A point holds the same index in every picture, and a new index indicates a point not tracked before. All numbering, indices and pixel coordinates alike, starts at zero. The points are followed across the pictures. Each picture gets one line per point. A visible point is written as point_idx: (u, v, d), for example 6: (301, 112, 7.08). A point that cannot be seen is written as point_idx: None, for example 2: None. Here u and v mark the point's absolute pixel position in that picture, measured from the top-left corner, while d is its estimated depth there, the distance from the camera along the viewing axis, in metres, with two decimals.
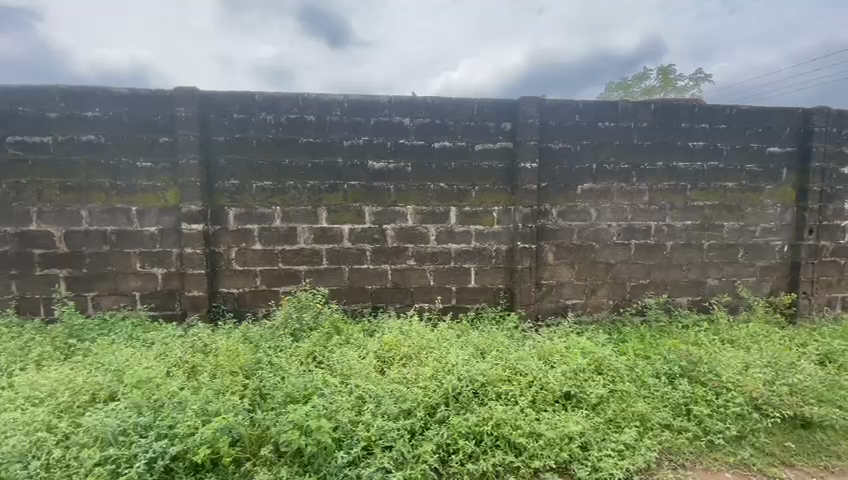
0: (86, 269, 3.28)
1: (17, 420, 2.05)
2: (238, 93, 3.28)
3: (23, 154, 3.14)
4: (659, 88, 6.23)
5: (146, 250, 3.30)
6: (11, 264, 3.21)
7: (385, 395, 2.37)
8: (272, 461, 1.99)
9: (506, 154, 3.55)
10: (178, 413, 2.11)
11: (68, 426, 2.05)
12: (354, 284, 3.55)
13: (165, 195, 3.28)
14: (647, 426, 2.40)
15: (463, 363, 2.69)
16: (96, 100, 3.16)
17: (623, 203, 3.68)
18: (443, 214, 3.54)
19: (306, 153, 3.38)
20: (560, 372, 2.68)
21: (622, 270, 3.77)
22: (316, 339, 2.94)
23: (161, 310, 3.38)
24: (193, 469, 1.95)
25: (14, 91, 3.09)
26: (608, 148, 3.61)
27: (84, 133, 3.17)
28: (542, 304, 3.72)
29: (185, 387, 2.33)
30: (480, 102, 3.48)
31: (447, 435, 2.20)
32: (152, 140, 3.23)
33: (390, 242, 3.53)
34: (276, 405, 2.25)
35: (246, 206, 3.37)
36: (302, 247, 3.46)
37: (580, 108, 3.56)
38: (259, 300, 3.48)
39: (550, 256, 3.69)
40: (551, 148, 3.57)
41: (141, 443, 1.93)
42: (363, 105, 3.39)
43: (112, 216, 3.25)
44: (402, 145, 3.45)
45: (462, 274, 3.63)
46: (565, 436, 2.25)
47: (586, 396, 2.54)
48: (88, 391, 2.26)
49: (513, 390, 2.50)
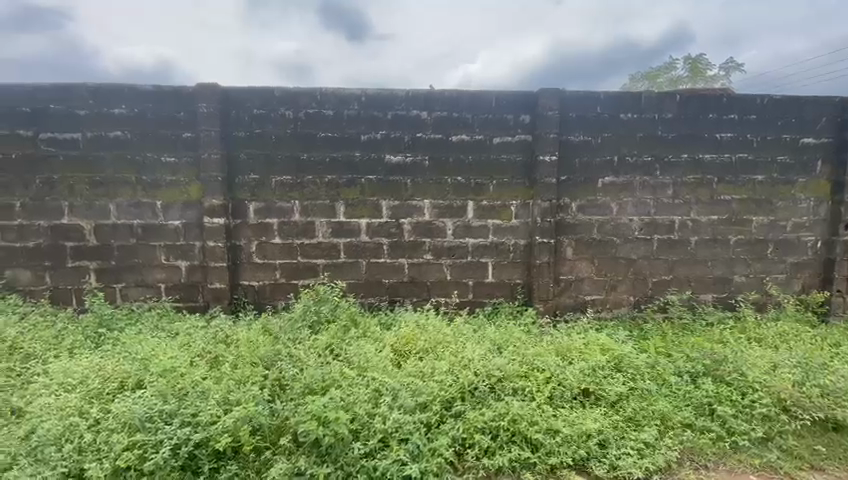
0: (115, 260, 3.39)
1: (52, 405, 2.14)
2: (258, 89, 3.32)
3: (55, 151, 3.26)
4: (686, 78, 6.01)
5: (170, 243, 3.40)
6: (45, 256, 3.34)
7: (402, 388, 2.39)
8: (291, 451, 2.04)
9: (525, 147, 3.49)
10: (202, 401, 2.18)
11: (98, 411, 2.13)
12: (372, 278, 3.57)
13: (189, 190, 3.36)
14: (668, 425, 2.35)
15: (479, 358, 2.69)
16: (123, 97, 3.25)
17: (646, 197, 3.58)
18: (460, 208, 3.52)
19: (325, 148, 3.40)
20: (579, 368, 2.66)
21: (645, 265, 3.68)
22: (334, 332, 2.97)
23: (185, 302, 3.47)
24: (216, 457, 2.01)
25: (46, 89, 3.20)
26: (631, 140, 3.52)
27: (111, 130, 3.27)
28: (560, 300, 3.67)
29: (208, 376, 2.40)
30: (499, 94, 3.44)
31: (463, 429, 2.21)
32: (175, 135, 3.31)
33: (407, 236, 3.54)
34: (296, 395, 2.29)
35: (265, 200, 3.43)
36: (320, 241, 3.50)
37: (602, 100, 3.47)
38: (278, 292, 3.54)
39: (569, 251, 3.63)
40: (571, 140, 3.50)
41: (166, 430, 2.01)
42: (381, 98, 3.39)
43: (138, 210, 3.35)
44: (419, 139, 3.43)
45: (479, 269, 3.61)
46: (583, 434, 2.22)
47: (605, 393, 2.51)
48: (116, 378, 2.34)
49: (530, 386, 2.49)
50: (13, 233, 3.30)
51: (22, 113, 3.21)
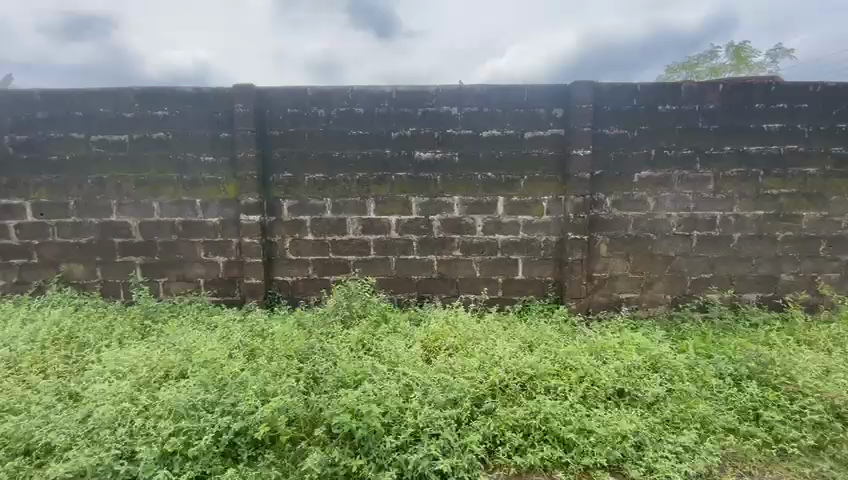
0: (158, 256, 3.56)
1: (106, 391, 2.28)
2: (292, 89, 3.40)
3: (104, 152, 3.45)
4: (729, 67, 5.72)
5: (209, 239, 3.54)
6: (96, 251, 3.55)
7: (432, 384, 2.40)
8: (325, 442, 2.09)
9: (557, 141, 3.42)
10: (240, 392, 2.28)
11: (147, 398, 2.25)
12: (401, 274, 3.60)
13: (226, 188, 3.48)
14: (709, 429, 2.26)
15: (511, 356, 2.67)
16: (165, 100, 3.40)
17: (686, 191, 3.44)
18: (490, 204, 3.49)
19: (356, 145, 3.44)
20: (613, 367, 2.59)
21: (683, 263, 3.54)
22: (365, 327, 3.02)
23: (223, 296, 3.61)
24: (254, 445, 2.09)
25: (97, 94, 3.39)
26: (669, 132, 3.38)
27: (155, 131, 3.43)
28: (593, 298, 3.58)
29: (246, 368, 2.49)
30: (530, 88, 3.38)
31: (494, 426, 2.20)
32: (214, 135, 3.44)
33: (437, 233, 3.54)
34: (329, 388, 2.35)
35: (299, 197, 3.51)
36: (351, 237, 3.55)
37: (639, 91, 3.35)
38: (311, 288, 3.62)
39: (603, 247, 3.53)
40: (606, 134, 3.40)
41: (209, 418, 2.11)
42: (411, 95, 3.40)
43: (180, 208, 3.51)
44: (449, 135, 3.42)
45: (509, 266, 3.57)
46: (618, 434, 2.17)
47: (641, 394, 2.44)
48: (162, 368, 2.47)
49: (562, 385, 2.45)
50: (68, 230, 3.52)
51: (75, 117, 3.41)
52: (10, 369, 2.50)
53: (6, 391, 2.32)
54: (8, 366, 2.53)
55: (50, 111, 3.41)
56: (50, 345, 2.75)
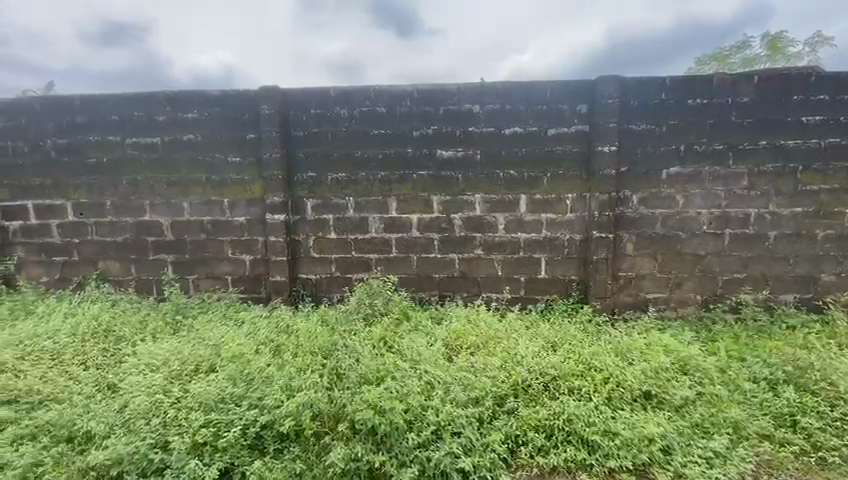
0: (189, 254, 3.69)
1: (141, 383, 2.38)
2: (315, 90, 3.46)
3: (138, 154, 3.60)
4: (764, 57, 5.48)
5: (236, 238, 3.64)
6: (131, 249, 3.71)
7: (454, 382, 2.40)
8: (348, 437, 2.12)
9: (582, 138, 3.35)
10: (267, 387, 2.34)
11: (179, 390, 2.34)
12: (423, 272, 3.62)
13: (253, 188, 3.57)
14: (742, 435, 2.18)
15: (533, 356, 2.64)
16: (195, 103, 3.52)
17: (717, 188, 3.32)
18: (512, 202, 3.46)
19: (378, 145, 3.47)
20: (640, 369, 2.53)
21: (714, 262, 3.41)
22: (387, 325, 3.05)
23: (249, 294, 3.71)
24: (280, 439, 2.15)
25: (131, 98, 3.54)
26: (700, 127, 3.27)
27: (185, 134, 3.55)
28: (619, 297, 3.50)
29: (272, 363, 2.56)
30: (554, 84, 3.32)
31: (516, 426, 2.19)
32: (240, 137, 3.53)
33: (458, 231, 3.54)
34: (352, 384, 2.38)
35: (322, 197, 3.57)
36: (373, 236, 3.59)
37: (667, 85, 3.25)
38: (334, 286, 3.68)
39: (629, 246, 3.45)
40: (632, 130, 3.31)
41: (237, 411, 2.19)
42: (433, 94, 3.40)
43: (209, 207, 3.62)
44: (471, 133, 3.41)
45: (532, 264, 3.53)
46: (644, 437, 2.12)
47: (669, 397, 2.37)
48: (193, 361, 2.56)
49: (587, 386, 2.41)
50: (105, 229, 3.69)
51: (111, 121, 3.57)
52: (54, 361, 2.64)
53: (51, 381, 2.45)
54: (52, 357, 2.67)
55: (88, 116, 3.57)
56: (90, 338, 2.89)
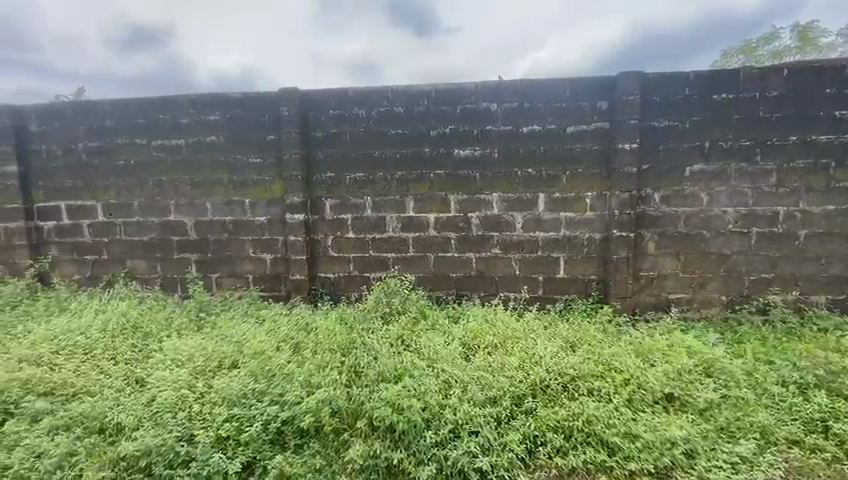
0: (211, 253, 3.78)
1: (167, 378, 2.46)
2: (334, 91, 3.50)
3: (163, 156, 3.71)
4: (793, 49, 5.30)
5: (257, 237, 3.72)
6: (157, 248, 3.82)
7: (472, 381, 2.40)
8: (366, 434, 2.15)
9: (602, 136, 3.30)
10: (287, 383, 2.39)
11: (203, 386, 2.41)
12: (440, 271, 3.62)
13: (273, 188, 3.64)
14: (770, 440, 2.12)
15: (552, 356, 2.62)
16: (217, 105, 3.61)
17: (744, 185, 3.22)
18: (531, 201, 3.43)
19: (395, 144, 3.49)
20: (662, 371, 2.49)
21: (740, 262, 3.31)
22: (405, 323, 3.07)
23: (270, 292, 3.78)
24: (300, 434, 2.19)
25: (157, 102, 3.65)
26: (725, 123, 3.17)
27: (208, 135, 3.64)
28: (640, 298, 3.43)
29: (292, 360, 2.61)
30: (573, 81, 3.28)
31: (534, 427, 2.17)
32: (261, 138, 3.60)
33: (475, 230, 3.53)
34: (370, 381, 2.41)
35: (340, 196, 3.61)
36: (391, 235, 3.61)
37: (691, 80, 3.17)
38: (352, 284, 3.72)
39: (651, 246, 3.38)
40: (654, 126, 3.24)
41: (259, 407, 2.24)
42: (450, 93, 3.40)
43: (230, 207, 3.71)
44: (489, 131, 3.39)
45: (550, 264, 3.50)
46: (666, 441, 2.08)
47: (693, 400, 2.32)
48: (216, 358, 2.63)
49: (606, 387, 2.38)
50: (133, 228, 3.82)
51: (138, 124, 3.69)
52: (86, 355, 2.75)
53: (83, 375, 2.55)
54: (84, 352, 2.78)
55: (117, 119, 3.70)
56: (119, 334, 2.99)
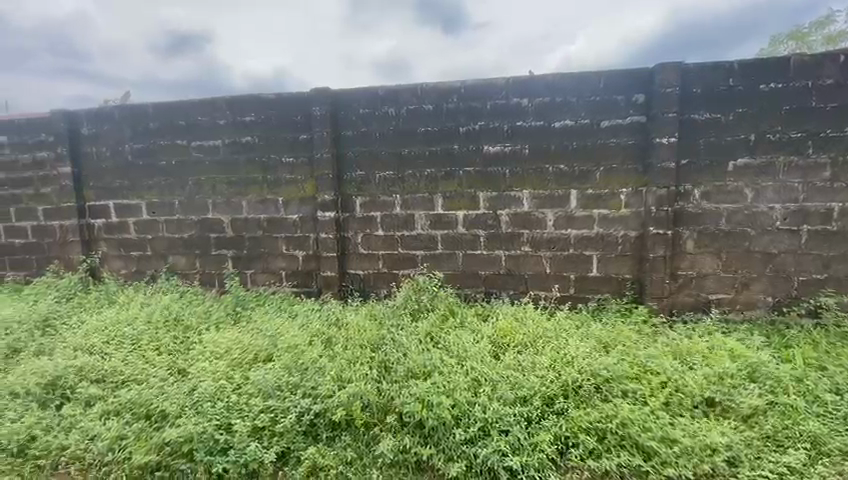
0: (246, 250, 3.92)
1: (208, 369, 2.58)
2: (364, 90, 3.54)
3: (202, 156, 3.86)
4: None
5: (290, 235, 3.82)
6: (196, 245, 3.99)
7: (502, 380, 2.38)
8: (396, 429, 2.18)
9: (638, 130, 3.19)
10: (319, 376, 2.44)
11: (241, 377, 2.51)
12: (469, 269, 3.60)
13: (305, 186, 3.73)
14: (821, 451, 2.00)
15: (584, 356, 2.56)
16: (252, 106, 3.72)
17: (793, 180, 3.03)
18: (562, 197, 3.36)
19: (424, 142, 3.50)
20: (701, 374, 2.39)
21: (788, 262, 3.13)
22: (434, 320, 3.08)
23: (302, 288, 3.88)
24: (332, 427, 2.23)
25: (196, 104, 3.81)
26: (773, 114, 3.00)
27: (244, 136, 3.77)
28: (677, 298, 3.30)
29: (324, 355, 2.67)
30: (608, 74, 3.18)
31: (566, 427, 2.13)
32: (294, 138, 3.69)
33: (505, 228, 3.49)
34: (400, 377, 2.44)
35: (370, 195, 3.66)
36: (420, 233, 3.63)
37: (735, 70, 3.02)
38: (381, 281, 3.76)
39: (690, 244, 3.24)
40: (695, 119, 3.10)
41: (292, 399, 2.31)
42: (480, 89, 3.37)
43: (265, 205, 3.82)
44: (519, 127, 3.35)
45: (583, 262, 3.41)
46: (707, 447, 2.00)
47: (735, 406, 2.22)
48: (252, 351, 2.73)
49: (642, 390, 2.30)
50: (174, 226, 4.00)
51: (179, 126, 3.86)
52: (133, 345, 2.91)
53: (131, 363, 2.71)
54: (131, 342, 2.95)
55: (159, 122, 3.89)
56: (162, 326, 3.15)
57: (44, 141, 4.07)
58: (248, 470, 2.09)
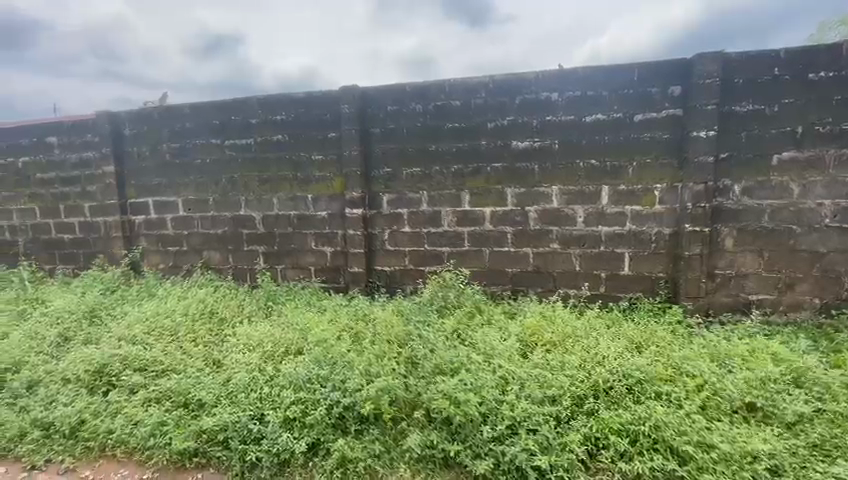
0: (277, 246, 4.01)
1: (241, 361, 2.67)
2: (392, 87, 3.56)
3: (235, 154, 3.98)
4: None
5: (318, 231, 3.89)
6: (229, 241, 4.13)
7: (530, 379, 2.35)
8: (424, 424, 2.19)
9: (674, 123, 3.07)
10: (348, 371, 2.49)
11: (273, 370, 2.58)
12: (495, 266, 3.57)
13: (333, 184, 3.79)
14: None
15: (616, 356, 2.50)
16: (283, 105, 3.80)
17: (844, 175, 2.86)
18: (593, 193, 3.28)
19: (452, 138, 3.49)
20: (741, 378, 2.30)
21: (838, 261, 2.95)
22: (461, 317, 3.08)
23: (330, 283, 3.95)
24: (360, 420, 2.27)
25: (230, 103, 3.92)
26: (823, 105, 2.83)
27: (275, 134, 3.86)
28: (715, 298, 3.16)
29: (352, 349, 2.71)
30: (643, 65, 3.08)
31: (596, 428, 2.08)
32: (323, 135, 3.76)
33: (533, 225, 3.44)
34: (427, 373, 2.45)
35: (397, 191, 3.68)
36: (446, 229, 3.62)
37: (781, 58, 2.86)
38: (407, 277, 3.78)
39: (730, 242, 3.09)
40: (736, 111, 2.96)
41: (322, 392, 2.35)
42: (508, 84, 3.33)
43: (294, 202, 3.90)
44: (549, 122, 3.28)
45: (614, 260, 3.32)
46: (747, 454, 1.91)
47: (779, 412, 2.12)
48: (283, 344, 2.80)
49: (677, 392, 2.23)
50: (208, 222, 4.14)
51: (213, 125, 3.99)
52: (172, 336, 3.04)
53: (170, 353, 2.83)
54: (170, 333, 3.08)
55: (195, 121, 4.03)
56: (199, 318, 3.28)
57: (90, 142, 4.29)
58: (280, 460, 2.15)
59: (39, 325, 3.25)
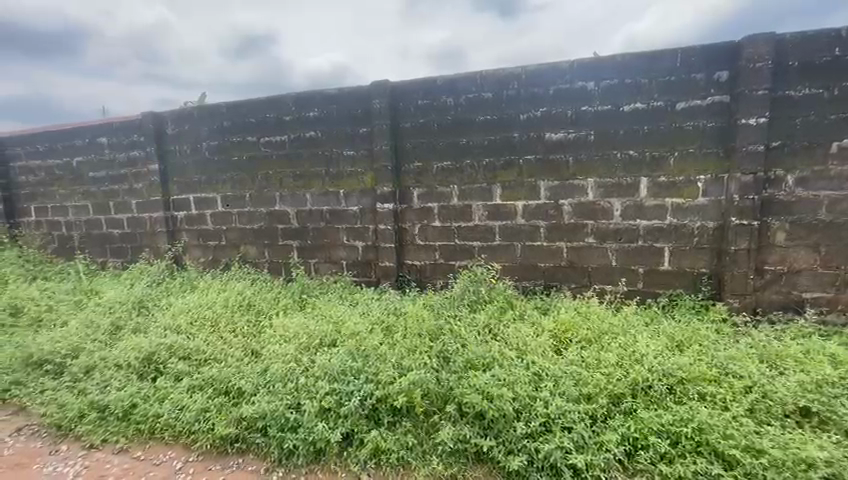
0: (310, 240, 4.10)
1: (279, 351, 2.76)
2: (423, 81, 3.55)
3: (270, 151, 4.09)
4: None
5: (350, 226, 3.94)
6: (265, 235, 4.25)
7: (565, 376, 2.31)
8: (456, 419, 2.19)
9: (720, 110, 2.90)
10: (381, 364, 2.53)
11: (308, 360, 2.66)
12: (527, 261, 3.51)
13: (365, 179, 3.82)
14: None
15: (655, 354, 2.42)
16: (315, 101, 3.87)
17: None
18: (631, 186, 3.16)
19: (483, 131, 3.44)
20: (794, 380, 2.16)
21: None
22: (492, 313, 3.05)
23: (361, 277, 4.00)
24: (393, 412, 2.29)
25: (265, 101, 4.03)
26: None
27: (308, 131, 3.93)
28: (763, 296, 2.99)
29: (384, 343, 2.75)
30: (686, 50, 2.92)
31: (635, 428, 2.01)
32: (354, 131, 3.79)
33: (567, 218, 3.35)
34: (459, 368, 2.45)
35: (428, 186, 3.67)
36: (477, 224, 3.59)
37: (842, 38, 2.65)
38: (438, 272, 3.79)
39: (781, 236, 2.91)
40: (790, 96, 2.76)
41: (355, 383, 2.40)
42: (541, 74, 3.25)
43: (327, 198, 3.98)
44: (584, 112, 3.18)
45: (653, 254, 3.19)
46: (801, 461, 1.79)
47: (837, 418, 1.98)
48: (318, 336, 2.87)
49: (722, 394, 2.13)
50: (245, 217, 4.29)
51: (249, 123, 4.11)
52: (213, 327, 3.17)
53: (211, 343, 2.96)
54: (211, 324, 3.22)
55: (232, 120, 4.16)
56: (237, 310, 3.41)
57: (136, 142, 4.52)
58: (315, 448, 2.20)
59: (94, 313, 3.48)
